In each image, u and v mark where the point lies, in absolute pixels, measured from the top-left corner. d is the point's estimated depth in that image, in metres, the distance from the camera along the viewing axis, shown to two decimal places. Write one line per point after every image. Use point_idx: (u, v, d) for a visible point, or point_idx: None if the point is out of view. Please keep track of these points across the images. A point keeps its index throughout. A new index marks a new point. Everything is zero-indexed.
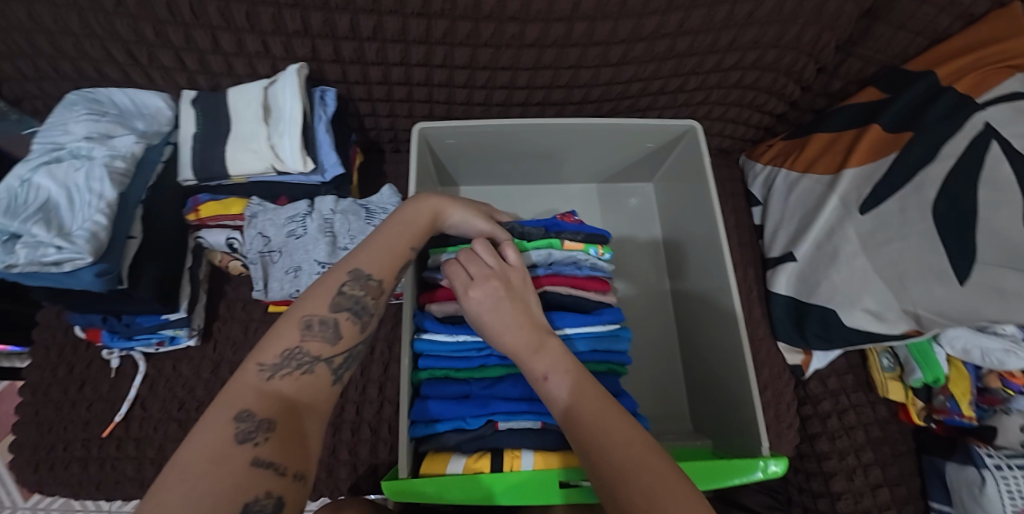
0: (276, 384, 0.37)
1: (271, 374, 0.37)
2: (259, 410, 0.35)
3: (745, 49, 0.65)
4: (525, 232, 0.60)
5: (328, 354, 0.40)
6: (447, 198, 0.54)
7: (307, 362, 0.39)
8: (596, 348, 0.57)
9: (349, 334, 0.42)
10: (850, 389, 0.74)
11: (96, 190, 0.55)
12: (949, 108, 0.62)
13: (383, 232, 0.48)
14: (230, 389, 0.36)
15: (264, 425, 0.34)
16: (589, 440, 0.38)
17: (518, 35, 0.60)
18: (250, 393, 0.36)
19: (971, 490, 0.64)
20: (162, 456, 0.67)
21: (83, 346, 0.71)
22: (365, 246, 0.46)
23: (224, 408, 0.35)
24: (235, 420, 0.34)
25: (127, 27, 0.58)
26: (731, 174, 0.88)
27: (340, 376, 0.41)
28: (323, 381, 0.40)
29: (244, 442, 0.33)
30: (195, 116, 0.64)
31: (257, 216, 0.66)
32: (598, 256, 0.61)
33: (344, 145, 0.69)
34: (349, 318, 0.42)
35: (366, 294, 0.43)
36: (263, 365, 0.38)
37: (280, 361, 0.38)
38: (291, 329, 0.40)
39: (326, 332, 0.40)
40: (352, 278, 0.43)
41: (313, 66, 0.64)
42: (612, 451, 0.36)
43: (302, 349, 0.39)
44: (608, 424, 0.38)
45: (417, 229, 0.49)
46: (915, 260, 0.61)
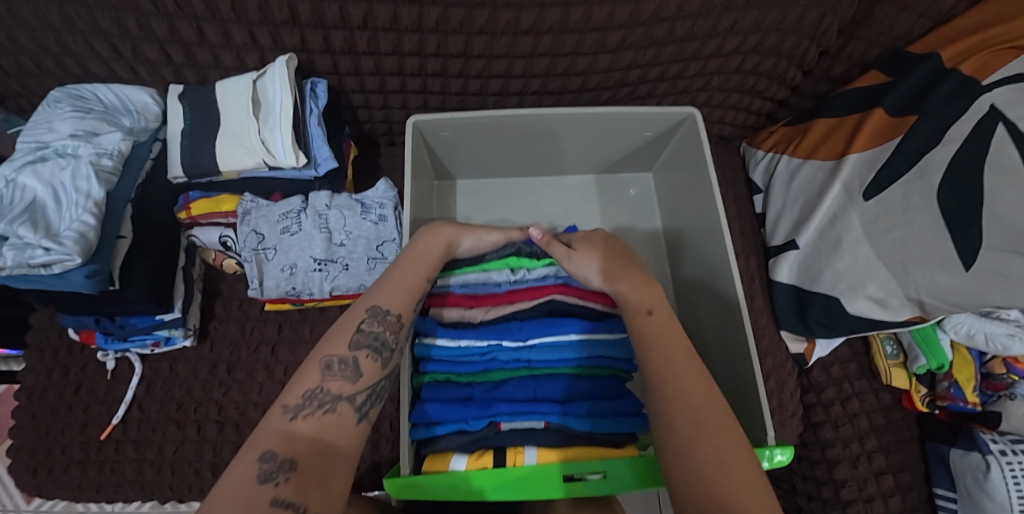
0: (298, 424, 0.39)
1: (293, 414, 0.40)
2: (281, 450, 0.37)
3: (746, 32, 0.64)
4: (534, 250, 0.59)
5: (350, 392, 0.42)
6: (456, 226, 0.56)
7: (328, 400, 0.41)
8: (599, 352, 0.56)
9: (371, 371, 0.44)
10: (853, 377, 0.74)
11: (83, 189, 0.54)
12: (954, 90, 0.61)
13: (401, 265, 0.51)
14: (259, 431, 0.39)
15: (286, 465, 0.37)
16: (653, 335, 0.46)
17: (513, 22, 0.58)
18: (274, 436, 0.39)
19: (976, 475, 0.64)
20: (162, 458, 0.66)
21: (77, 348, 0.70)
22: (381, 284, 0.50)
23: (252, 451, 0.37)
24: (259, 461, 0.37)
25: (109, 19, 0.56)
26: (731, 162, 0.87)
27: (364, 413, 0.43)
28: (346, 419, 0.41)
29: (265, 483, 0.35)
30: (183, 111, 0.62)
31: (250, 212, 0.65)
32: None
33: (337, 138, 0.68)
34: (369, 355, 0.44)
35: (385, 329, 0.46)
36: (286, 407, 0.40)
37: (302, 401, 0.41)
38: (313, 370, 0.42)
39: (346, 371, 0.43)
40: (370, 315, 0.46)
41: (302, 57, 0.62)
42: (676, 351, 0.45)
43: (323, 389, 0.41)
44: (672, 338, 0.46)
45: (430, 259, 0.52)
46: (919, 246, 0.60)
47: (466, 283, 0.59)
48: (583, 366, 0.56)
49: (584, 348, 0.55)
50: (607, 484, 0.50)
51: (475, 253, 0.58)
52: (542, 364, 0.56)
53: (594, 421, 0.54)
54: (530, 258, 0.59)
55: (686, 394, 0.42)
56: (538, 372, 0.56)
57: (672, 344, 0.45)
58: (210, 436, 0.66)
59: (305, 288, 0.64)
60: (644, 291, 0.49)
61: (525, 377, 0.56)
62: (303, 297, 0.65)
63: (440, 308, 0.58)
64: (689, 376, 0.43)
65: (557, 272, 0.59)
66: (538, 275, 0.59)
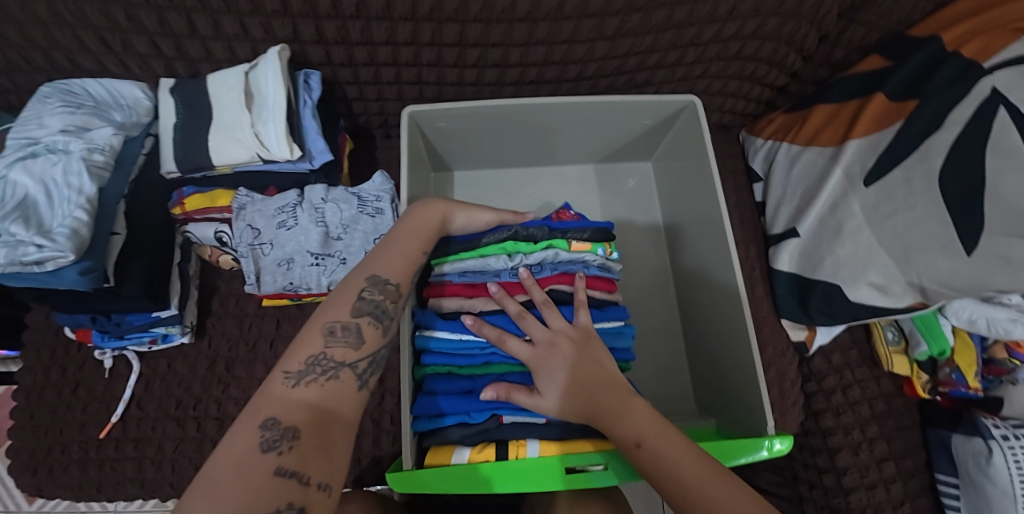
0: (300, 391, 0.40)
1: (296, 381, 0.40)
2: (284, 418, 0.38)
3: (745, 17, 0.63)
4: (530, 233, 0.57)
5: (353, 359, 0.43)
6: (451, 202, 0.57)
7: (331, 367, 0.42)
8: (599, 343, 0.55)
9: (372, 338, 0.45)
10: (854, 365, 0.74)
11: (74, 185, 0.54)
12: (955, 73, 0.60)
13: (399, 237, 0.52)
14: (260, 397, 0.40)
15: (289, 434, 0.37)
16: (663, 467, 0.41)
17: (509, 8, 0.57)
18: (275, 404, 0.39)
19: (978, 460, 0.64)
20: (162, 456, 0.65)
21: (75, 347, 0.70)
22: (381, 253, 0.50)
23: (254, 417, 0.38)
24: (262, 428, 0.37)
25: (98, 12, 0.55)
26: (730, 150, 0.86)
27: (365, 381, 0.44)
28: (349, 386, 0.42)
29: (269, 451, 0.36)
30: (175, 105, 0.61)
31: (245, 207, 0.64)
32: (606, 255, 0.59)
33: (332, 131, 0.67)
34: (371, 322, 0.45)
35: (385, 298, 0.47)
36: (288, 373, 0.40)
37: (305, 367, 0.41)
38: (315, 336, 0.43)
39: (350, 338, 0.43)
40: (371, 283, 0.46)
41: (295, 48, 0.61)
42: (689, 471, 0.41)
43: (326, 355, 0.42)
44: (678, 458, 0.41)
45: (427, 232, 0.53)
46: (920, 232, 0.60)
47: (463, 271, 0.58)
48: None
49: None
50: (609, 477, 0.50)
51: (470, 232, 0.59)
52: None
53: None
54: (524, 242, 0.58)
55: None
56: None
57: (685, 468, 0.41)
58: (209, 433, 0.66)
59: (302, 284, 0.63)
60: (625, 420, 0.45)
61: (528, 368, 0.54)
62: (301, 291, 0.64)
63: (437, 300, 0.57)
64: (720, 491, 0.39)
65: (555, 257, 0.58)
66: (536, 259, 0.58)
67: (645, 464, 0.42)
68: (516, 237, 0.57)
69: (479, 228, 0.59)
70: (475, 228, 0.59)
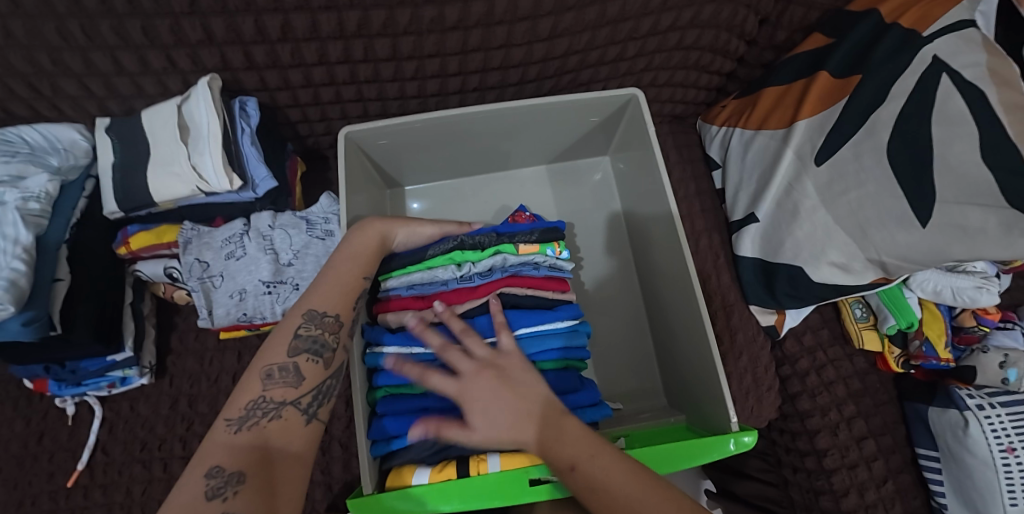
0: (244, 435, 0.41)
1: (238, 426, 0.41)
2: (229, 464, 0.39)
3: (679, 7, 0.62)
4: (477, 242, 0.58)
5: (294, 396, 0.44)
6: (391, 218, 0.56)
7: (272, 408, 0.43)
8: (574, 344, 0.56)
9: (313, 373, 0.46)
10: (826, 344, 0.73)
11: (10, 235, 0.53)
12: (895, 46, 0.60)
13: (335, 266, 0.51)
14: (204, 448, 0.40)
15: (234, 478, 0.38)
16: (598, 487, 0.42)
17: (437, 18, 0.57)
18: (220, 450, 0.40)
19: (954, 433, 0.63)
20: (131, 500, 0.64)
21: (36, 397, 0.69)
22: (318, 284, 0.50)
23: (199, 467, 0.39)
24: (206, 477, 0.38)
25: (21, 58, 0.54)
26: (687, 139, 0.85)
27: (312, 414, 0.45)
28: (294, 422, 0.44)
29: (214, 498, 0.37)
30: (112, 144, 0.60)
31: (191, 241, 0.63)
32: (556, 255, 0.59)
33: (277, 157, 0.66)
34: (309, 359, 0.46)
35: (323, 331, 0.47)
36: (230, 420, 0.42)
37: (246, 413, 0.42)
38: (254, 381, 0.44)
39: (288, 377, 0.44)
40: (307, 319, 0.47)
41: (228, 77, 0.61)
42: (619, 491, 0.41)
43: (266, 398, 0.43)
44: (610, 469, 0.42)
45: (368, 256, 0.53)
46: (875, 206, 0.59)
47: (412, 284, 0.58)
48: (563, 359, 0.56)
49: (568, 337, 0.56)
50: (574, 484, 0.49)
51: (415, 247, 0.59)
52: None
53: None
54: (474, 250, 0.58)
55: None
56: None
57: (616, 479, 0.42)
58: (177, 472, 0.65)
59: (257, 313, 0.63)
60: (558, 444, 0.44)
61: None
62: (257, 322, 0.63)
63: (385, 313, 0.57)
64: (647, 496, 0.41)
65: (504, 262, 0.57)
66: (484, 267, 0.57)
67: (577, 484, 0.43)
68: (463, 246, 0.57)
69: (423, 242, 0.58)
70: (420, 242, 0.58)
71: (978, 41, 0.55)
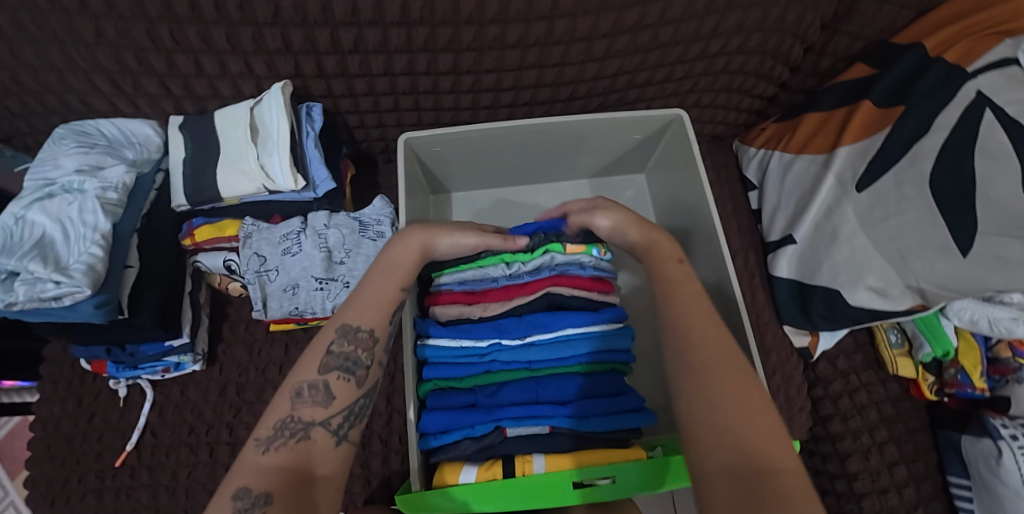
0: (272, 455, 0.41)
1: (266, 447, 0.41)
2: (256, 486, 0.39)
3: (729, 34, 0.65)
4: (528, 243, 0.60)
5: (323, 417, 0.44)
6: (434, 229, 0.55)
7: (301, 428, 0.42)
8: (610, 347, 0.58)
9: (343, 392, 0.45)
10: (860, 368, 0.74)
11: (90, 223, 0.56)
12: (939, 80, 0.62)
13: (371, 279, 0.51)
14: (235, 468, 0.41)
15: (261, 500, 0.38)
16: (708, 369, 0.42)
17: (499, 37, 0.59)
18: (248, 471, 0.40)
19: (988, 462, 0.63)
20: (176, 482, 0.66)
21: (90, 377, 0.72)
22: (352, 300, 0.50)
23: (227, 489, 0.39)
24: (234, 500, 0.38)
25: (110, 57, 0.57)
26: (725, 160, 0.88)
27: (342, 435, 0.45)
28: (324, 443, 0.43)
29: None
30: (184, 141, 0.64)
31: (251, 235, 0.66)
32: (601, 256, 0.61)
33: (334, 158, 0.69)
34: (340, 377, 0.46)
35: (356, 348, 0.47)
36: (259, 440, 0.42)
37: (274, 432, 0.42)
38: (285, 400, 0.44)
39: (318, 396, 0.44)
40: (340, 334, 0.47)
41: (297, 83, 0.64)
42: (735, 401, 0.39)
43: (294, 417, 0.43)
44: (721, 375, 0.41)
45: (404, 269, 0.52)
46: (915, 234, 0.60)
47: (463, 280, 0.61)
48: (598, 362, 0.58)
49: (608, 340, 0.58)
50: (617, 489, 0.51)
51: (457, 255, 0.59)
52: (542, 364, 0.58)
53: (600, 420, 0.55)
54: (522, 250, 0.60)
55: (740, 430, 0.38)
56: (539, 372, 0.58)
57: (729, 383, 0.40)
58: (222, 458, 0.67)
59: (308, 308, 0.66)
60: (709, 333, 0.44)
61: (526, 379, 0.57)
62: (307, 315, 0.66)
63: (436, 306, 0.60)
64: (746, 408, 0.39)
65: (552, 261, 0.60)
66: (533, 267, 0.60)
67: (685, 368, 0.43)
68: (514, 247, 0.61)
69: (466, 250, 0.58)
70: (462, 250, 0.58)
71: (1019, 79, 0.56)
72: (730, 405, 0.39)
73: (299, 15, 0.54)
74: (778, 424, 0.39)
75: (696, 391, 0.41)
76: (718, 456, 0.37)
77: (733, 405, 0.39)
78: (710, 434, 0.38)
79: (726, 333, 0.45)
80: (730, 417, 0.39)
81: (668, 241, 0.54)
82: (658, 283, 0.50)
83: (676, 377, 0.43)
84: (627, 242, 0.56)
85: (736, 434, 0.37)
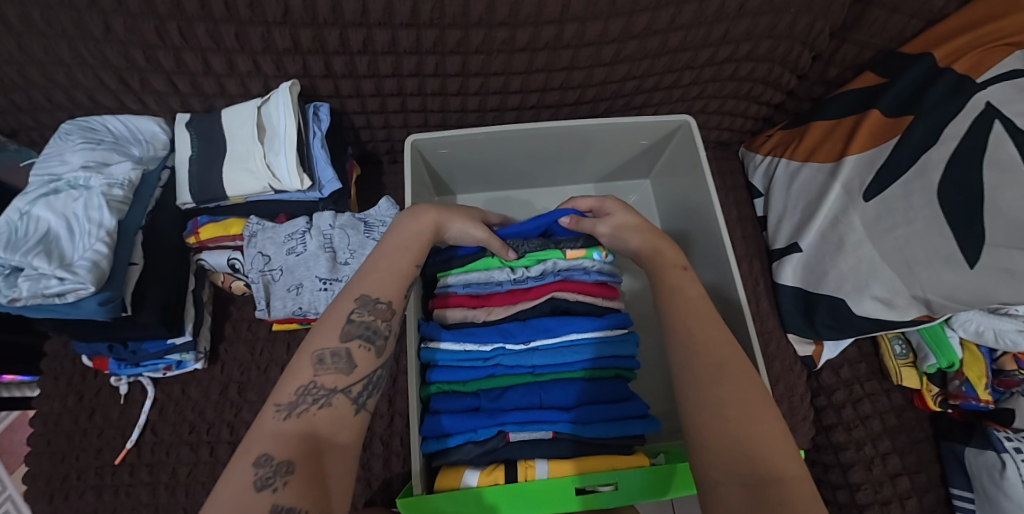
0: (294, 421, 0.40)
1: (288, 412, 0.41)
2: (278, 453, 0.38)
3: (738, 41, 0.65)
4: (525, 248, 0.61)
5: (345, 384, 0.43)
6: (448, 210, 0.56)
7: (323, 395, 0.42)
8: (615, 354, 0.58)
9: (364, 361, 0.45)
10: (863, 378, 0.74)
11: (95, 219, 0.56)
12: (948, 90, 0.61)
13: (384, 251, 0.51)
14: (253, 434, 0.40)
15: (283, 468, 0.37)
16: (716, 377, 0.42)
17: (509, 40, 0.59)
18: (268, 438, 0.39)
19: (991, 474, 0.62)
20: (176, 481, 0.66)
21: (91, 374, 0.71)
22: (370, 270, 0.50)
23: (247, 454, 0.38)
24: (255, 466, 0.37)
25: (118, 54, 0.57)
26: (731, 166, 0.88)
27: (361, 404, 0.44)
28: (344, 411, 0.42)
29: (264, 488, 0.36)
30: (191, 139, 0.64)
31: (256, 235, 0.66)
32: (603, 259, 0.62)
33: (340, 158, 0.69)
34: (361, 346, 0.45)
35: (376, 318, 0.47)
36: (280, 406, 0.41)
37: (296, 398, 0.41)
38: (305, 366, 0.43)
39: (340, 364, 0.43)
40: (360, 304, 0.46)
41: (305, 82, 0.64)
42: (741, 409, 0.39)
43: (317, 384, 0.42)
44: (729, 382, 0.41)
45: (418, 245, 0.52)
46: (922, 244, 0.60)
47: (468, 283, 0.61)
48: (601, 368, 0.58)
49: (612, 348, 0.58)
50: (619, 496, 0.50)
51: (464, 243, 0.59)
52: (546, 369, 0.57)
53: (602, 427, 0.55)
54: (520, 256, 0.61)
55: (751, 437, 0.38)
56: (543, 377, 0.57)
57: (736, 391, 0.40)
58: (222, 457, 0.67)
59: (312, 308, 0.65)
60: (715, 338, 0.44)
61: (531, 384, 0.57)
62: (310, 316, 0.66)
63: (441, 309, 0.60)
64: (755, 416, 0.39)
65: (555, 266, 0.61)
66: (537, 272, 0.60)
67: (690, 375, 0.43)
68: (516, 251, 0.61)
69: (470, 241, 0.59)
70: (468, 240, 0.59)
71: None
72: (737, 413, 0.39)
73: (308, 14, 0.54)
74: (784, 433, 0.39)
75: (704, 399, 0.41)
76: (728, 462, 0.37)
77: (740, 413, 0.39)
78: (719, 441, 0.38)
79: (733, 340, 0.44)
80: (739, 424, 0.39)
81: (670, 247, 0.53)
82: (660, 289, 0.50)
83: (680, 384, 0.43)
84: (628, 250, 0.57)
85: (745, 443, 0.37)
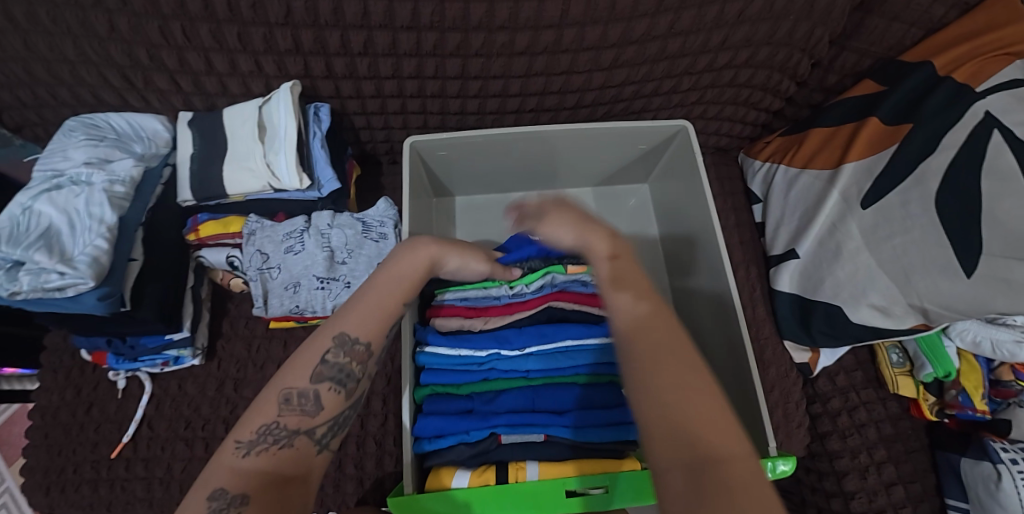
0: (252, 460, 0.38)
1: (246, 451, 0.39)
2: (234, 488, 0.37)
3: (737, 47, 0.65)
4: (529, 267, 0.63)
5: (309, 426, 0.41)
6: (445, 244, 0.53)
7: (284, 436, 0.40)
8: (610, 360, 0.57)
9: (332, 404, 0.43)
10: (859, 386, 0.74)
11: (96, 215, 0.56)
12: (947, 98, 0.61)
13: (375, 284, 0.48)
14: (211, 467, 0.39)
15: (237, 501, 0.36)
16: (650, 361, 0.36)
17: (508, 44, 0.60)
18: (223, 472, 0.38)
19: (987, 486, 0.61)
20: (171, 476, 0.66)
21: (89, 368, 0.72)
22: (353, 307, 0.46)
23: (203, 490, 0.37)
24: (208, 500, 0.36)
25: (121, 52, 0.58)
26: (730, 172, 0.88)
27: (325, 444, 0.43)
28: (306, 453, 0.41)
29: None
30: (193, 137, 0.64)
31: (255, 232, 0.67)
32: None
33: (339, 158, 0.70)
34: (331, 388, 0.43)
35: (351, 361, 0.44)
36: (240, 442, 0.39)
37: (256, 436, 0.39)
38: (270, 403, 0.41)
39: (306, 406, 0.42)
40: (337, 345, 0.44)
41: (306, 83, 0.65)
42: (675, 393, 0.34)
43: (279, 425, 0.40)
44: (665, 367, 0.36)
45: (409, 281, 0.49)
46: (919, 253, 0.60)
47: (465, 298, 0.61)
48: (594, 374, 0.58)
49: (606, 353, 0.57)
50: (609, 500, 0.51)
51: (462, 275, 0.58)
52: (540, 374, 0.58)
53: (595, 430, 0.55)
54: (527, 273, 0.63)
55: (689, 422, 0.33)
56: (536, 382, 0.58)
57: (670, 372, 0.35)
58: None
59: (308, 306, 0.66)
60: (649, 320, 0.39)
61: (524, 388, 0.57)
62: (307, 314, 0.66)
63: (436, 318, 0.60)
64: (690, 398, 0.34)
65: (554, 279, 0.61)
66: (535, 287, 0.61)
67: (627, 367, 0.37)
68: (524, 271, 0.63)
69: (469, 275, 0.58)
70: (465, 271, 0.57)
71: None
72: (677, 399, 0.34)
73: (310, 16, 0.55)
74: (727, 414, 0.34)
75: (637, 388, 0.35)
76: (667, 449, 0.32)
77: (677, 397, 0.34)
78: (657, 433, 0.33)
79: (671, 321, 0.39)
80: (675, 410, 0.33)
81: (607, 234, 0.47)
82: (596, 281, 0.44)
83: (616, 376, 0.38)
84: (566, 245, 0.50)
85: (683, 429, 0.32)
